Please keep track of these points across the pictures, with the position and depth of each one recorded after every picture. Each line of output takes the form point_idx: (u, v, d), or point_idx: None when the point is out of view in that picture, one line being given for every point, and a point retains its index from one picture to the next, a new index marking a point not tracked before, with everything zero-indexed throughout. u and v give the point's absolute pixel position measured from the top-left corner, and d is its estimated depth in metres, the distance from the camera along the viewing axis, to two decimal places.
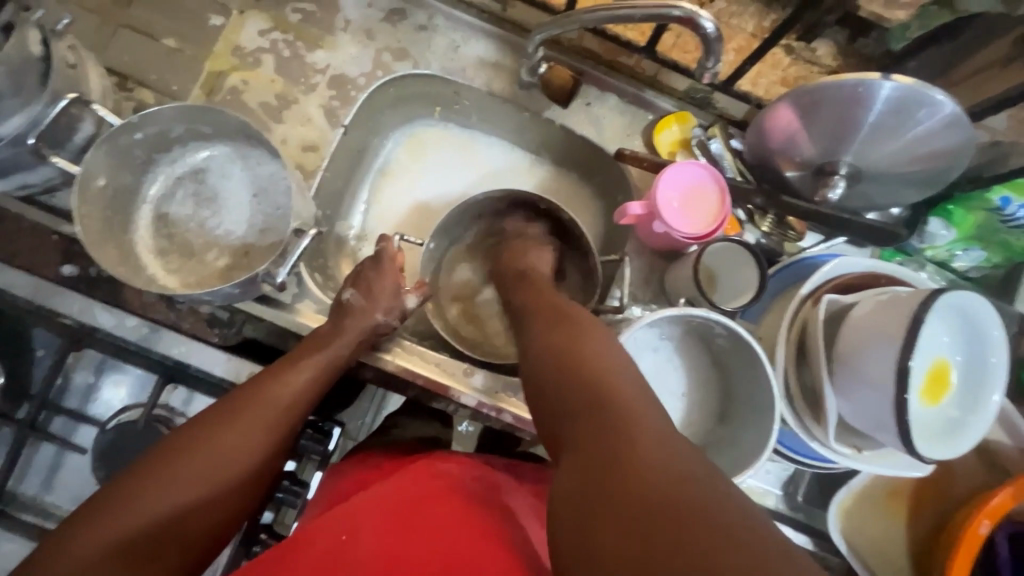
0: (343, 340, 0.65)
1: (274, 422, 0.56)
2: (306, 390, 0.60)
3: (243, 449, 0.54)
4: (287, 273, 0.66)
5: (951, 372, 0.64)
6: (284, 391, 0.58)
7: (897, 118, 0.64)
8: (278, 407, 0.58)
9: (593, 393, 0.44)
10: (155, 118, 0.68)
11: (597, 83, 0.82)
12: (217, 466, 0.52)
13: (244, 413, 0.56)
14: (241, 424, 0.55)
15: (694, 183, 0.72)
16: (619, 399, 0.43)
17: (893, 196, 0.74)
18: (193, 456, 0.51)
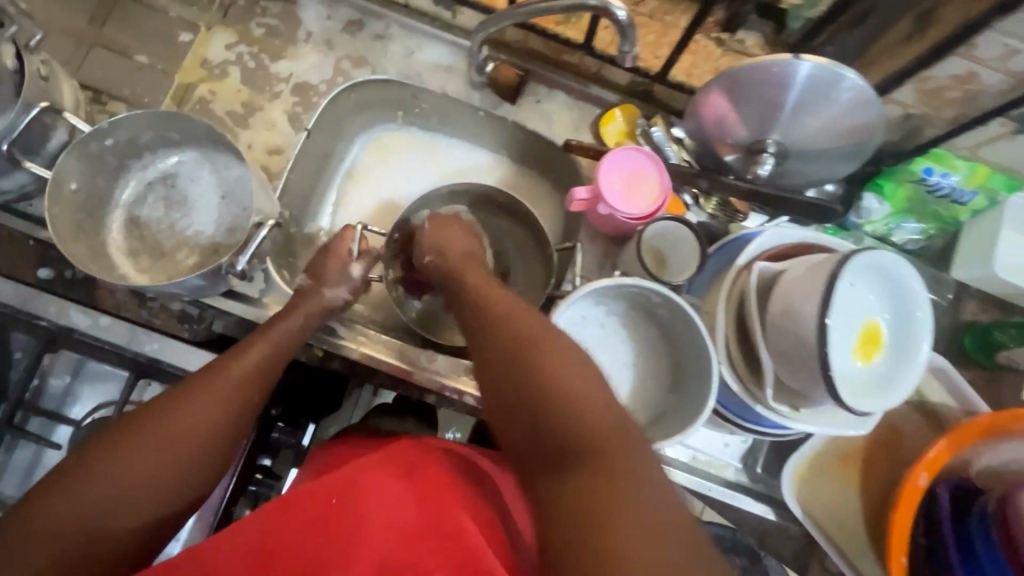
0: (296, 315, 0.69)
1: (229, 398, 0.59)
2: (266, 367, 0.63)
3: (201, 425, 0.56)
4: (248, 261, 0.69)
5: (881, 331, 0.67)
6: (237, 368, 0.61)
7: (814, 96, 0.70)
8: (237, 388, 0.60)
9: (565, 415, 0.46)
10: (124, 124, 0.72)
11: (544, 81, 0.87)
12: (178, 446, 0.54)
13: (203, 392, 0.58)
14: (200, 402, 0.57)
15: (633, 168, 0.77)
16: (588, 424, 0.46)
17: (823, 173, 0.78)
18: (151, 436, 0.53)
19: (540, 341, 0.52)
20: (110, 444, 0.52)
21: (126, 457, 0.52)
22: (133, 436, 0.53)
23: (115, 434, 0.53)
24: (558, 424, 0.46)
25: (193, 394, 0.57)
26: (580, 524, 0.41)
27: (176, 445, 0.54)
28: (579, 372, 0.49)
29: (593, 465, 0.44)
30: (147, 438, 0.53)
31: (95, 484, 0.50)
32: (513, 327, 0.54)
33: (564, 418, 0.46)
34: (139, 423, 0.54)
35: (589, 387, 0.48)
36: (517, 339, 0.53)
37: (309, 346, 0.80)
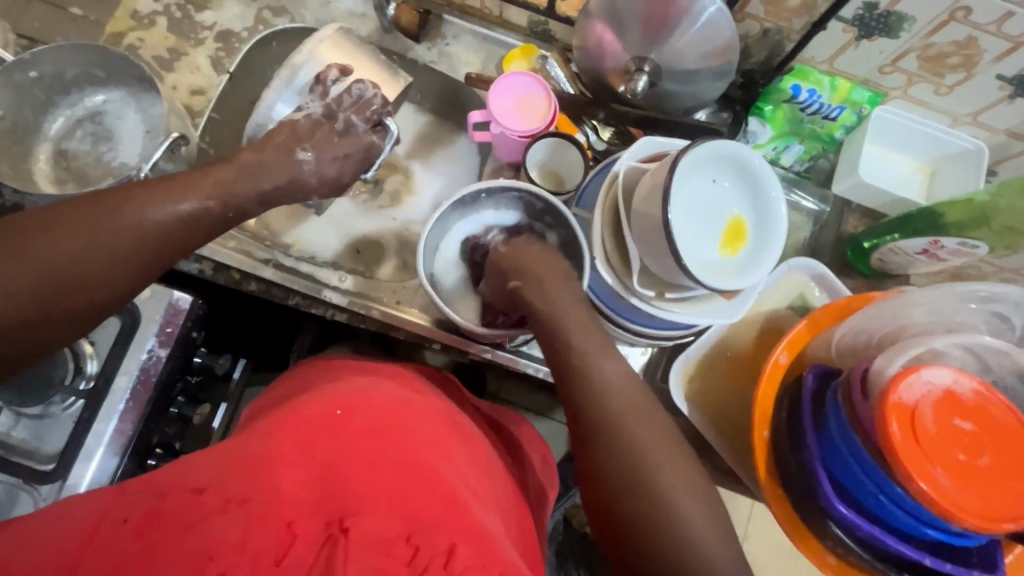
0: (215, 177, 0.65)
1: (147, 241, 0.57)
2: (183, 224, 0.60)
3: (113, 251, 0.55)
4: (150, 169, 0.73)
5: (745, 225, 0.72)
6: (151, 216, 0.58)
7: (678, 15, 0.77)
8: (147, 225, 0.57)
9: (611, 419, 0.55)
10: (47, 57, 0.79)
11: (452, 25, 0.94)
12: (88, 257, 0.54)
13: (97, 230, 0.55)
14: (93, 238, 0.54)
15: (524, 92, 0.83)
16: (637, 424, 0.54)
17: (700, 96, 0.84)
18: (30, 255, 0.52)
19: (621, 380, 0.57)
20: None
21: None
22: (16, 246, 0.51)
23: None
24: (607, 430, 0.54)
25: (83, 228, 0.54)
26: (616, 510, 0.51)
27: (57, 270, 0.53)
28: (621, 374, 0.58)
29: (645, 460, 0.52)
30: (27, 255, 0.51)
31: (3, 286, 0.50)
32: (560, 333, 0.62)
33: (613, 417, 0.54)
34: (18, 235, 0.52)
35: (633, 396, 0.56)
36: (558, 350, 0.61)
37: (226, 269, 0.84)
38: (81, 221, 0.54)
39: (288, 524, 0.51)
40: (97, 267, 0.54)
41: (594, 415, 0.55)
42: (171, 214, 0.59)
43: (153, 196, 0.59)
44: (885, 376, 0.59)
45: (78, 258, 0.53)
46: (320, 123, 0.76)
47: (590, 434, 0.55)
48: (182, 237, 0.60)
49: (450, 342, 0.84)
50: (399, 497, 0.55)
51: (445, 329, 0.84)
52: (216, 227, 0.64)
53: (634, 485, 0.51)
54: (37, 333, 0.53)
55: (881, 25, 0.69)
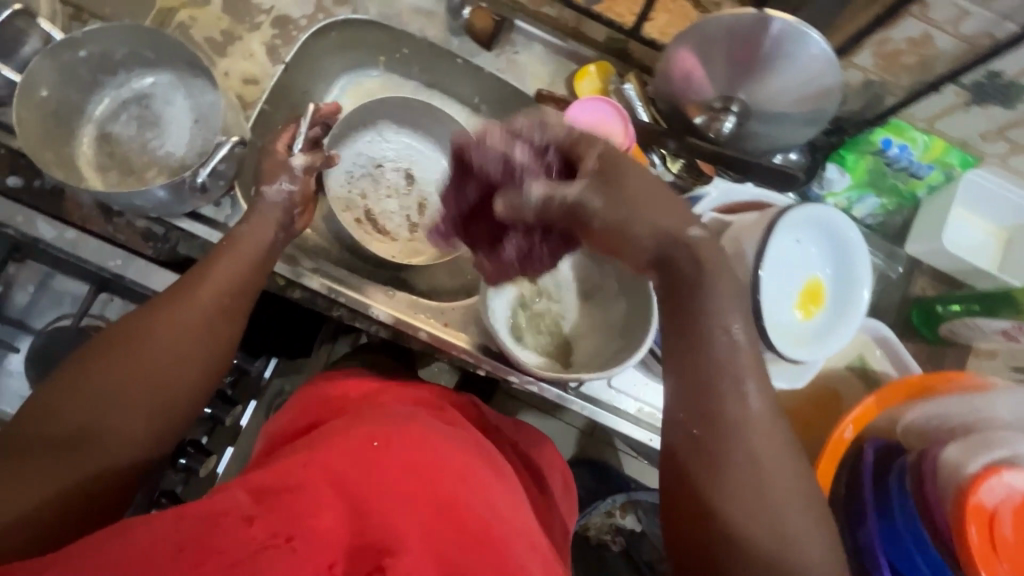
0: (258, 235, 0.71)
1: (211, 315, 0.66)
2: (235, 285, 0.68)
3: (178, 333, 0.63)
4: (209, 174, 0.71)
5: (823, 289, 0.69)
6: (211, 285, 0.66)
7: (779, 55, 0.71)
8: (205, 300, 0.65)
9: (766, 499, 0.49)
10: (98, 37, 0.74)
11: (524, 32, 0.88)
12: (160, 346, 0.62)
13: (136, 346, 0.61)
14: (133, 357, 0.61)
15: (599, 118, 0.78)
16: (763, 460, 0.50)
17: (785, 138, 0.80)
18: (88, 389, 0.58)
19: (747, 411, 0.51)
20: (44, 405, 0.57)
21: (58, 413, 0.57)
22: (73, 387, 0.58)
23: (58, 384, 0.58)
24: (737, 506, 0.49)
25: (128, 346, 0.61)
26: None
27: (108, 398, 0.59)
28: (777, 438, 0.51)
29: (776, 515, 0.48)
30: (87, 389, 0.58)
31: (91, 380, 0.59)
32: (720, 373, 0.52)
33: (766, 496, 0.49)
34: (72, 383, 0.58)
35: (793, 475, 0.50)
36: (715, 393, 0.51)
37: (270, 274, 0.82)
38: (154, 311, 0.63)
39: (330, 566, 0.45)
40: (134, 388, 0.60)
41: (736, 490, 0.49)
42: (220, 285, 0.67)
43: (213, 268, 0.67)
44: (963, 475, 0.57)
45: (149, 350, 0.61)
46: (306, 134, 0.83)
47: (738, 511, 0.49)
48: (230, 307, 0.67)
49: (496, 370, 0.82)
50: (446, 544, 0.48)
51: (491, 356, 0.82)
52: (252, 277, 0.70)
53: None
54: (92, 455, 0.57)
55: (1000, 94, 0.67)
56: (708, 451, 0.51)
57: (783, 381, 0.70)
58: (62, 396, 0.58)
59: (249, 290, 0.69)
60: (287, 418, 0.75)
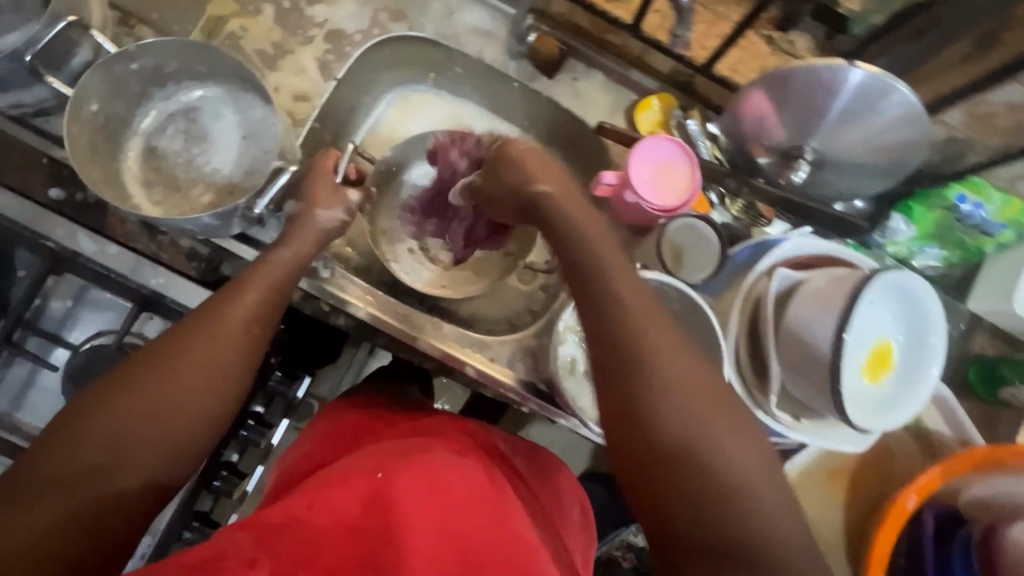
0: (288, 259, 0.68)
1: (237, 340, 0.61)
2: (260, 307, 0.64)
3: (204, 362, 0.59)
4: (265, 205, 0.69)
5: (892, 352, 0.66)
6: (236, 311, 0.62)
7: (861, 107, 0.68)
8: (232, 325, 0.61)
9: (712, 452, 0.48)
10: (151, 50, 0.71)
11: (586, 60, 0.85)
12: (185, 375, 0.58)
13: (168, 360, 0.58)
14: (164, 372, 0.57)
15: (666, 158, 0.75)
16: (684, 407, 0.49)
17: (857, 187, 0.77)
18: (117, 407, 0.54)
19: (653, 357, 0.51)
20: (71, 422, 0.53)
21: (85, 431, 0.53)
22: (102, 404, 0.54)
23: (86, 400, 0.55)
24: (675, 457, 0.48)
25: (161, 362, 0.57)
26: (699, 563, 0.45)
27: (137, 416, 0.55)
28: (704, 393, 0.50)
29: (715, 461, 0.47)
30: (116, 407, 0.54)
31: (111, 416, 0.54)
32: (636, 337, 0.51)
33: (712, 451, 0.47)
34: (100, 400, 0.55)
35: (728, 428, 0.49)
36: (634, 356, 0.51)
37: (314, 300, 0.80)
38: (179, 340, 0.59)
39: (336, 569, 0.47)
40: (164, 405, 0.56)
41: (682, 448, 0.48)
42: (245, 308, 0.63)
43: (241, 292, 0.63)
44: None
45: (173, 381, 0.57)
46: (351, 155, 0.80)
47: (684, 467, 0.48)
48: (256, 331, 0.63)
49: (540, 410, 0.80)
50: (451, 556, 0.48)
51: (536, 395, 0.80)
52: (275, 299, 0.66)
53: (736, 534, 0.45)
54: (113, 499, 0.53)
55: None
56: (642, 414, 0.50)
57: (849, 446, 0.68)
58: (91, 413, 0.54)
59: (273, 314, 0.66)
60: (293, 463, 0.71)
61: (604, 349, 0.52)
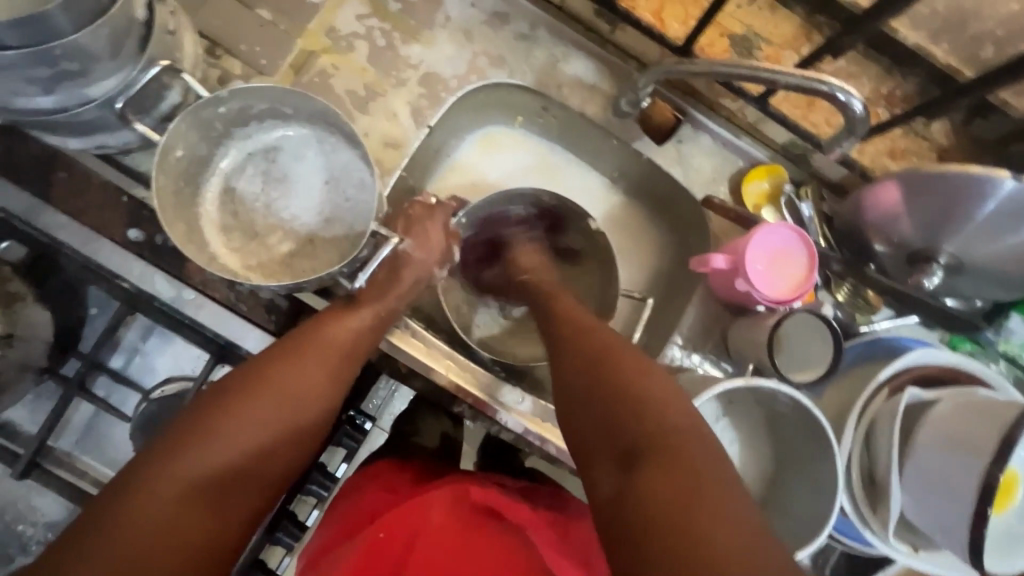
0: (403, 290, 0.70)
1: (340, 362, 0.63)
2: (367, 333, 0.66)
3: (312, 384, 0.61)
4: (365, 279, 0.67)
5: (1019, 486, 0.62)
6: (344, 334, 0.64)
7: (1011, 219, 0.62)
8: (339, 349, 0.64)
9: (665, 435, 0.50)
10: (242, 94, 0.67)
11: (696, 124, 0.80)
12: (291, 394, 0.60)
13: (270, 386, 0.59)
14: (265, 397, 0.58)
15: (781, 246, 0.70)
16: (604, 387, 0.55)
17: (982, 292, 0.73)
18: (217, 435, 0.55)
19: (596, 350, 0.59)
20: (171, 448, 0.53)
21: (189, 457, 0.53)
22: (202, 427, 0.55)
23: (188, 425, 0.55)
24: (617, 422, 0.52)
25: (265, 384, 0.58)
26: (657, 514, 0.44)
27: (237, 445, 0.55)
28: (660, 389, 0.54)
29: (632, 421, 0.51)
30: (217, 434, 0.55)
31: (222, 431, 0.55)
32: (597, 348, 0.60)
33: (642, 425, 0.51)
34: (202, 424, 0.55)
35: (681, 412, 0.52)
36: (592, 361, 0.58)
37: (392, 359, 0.77)
38: (294, 359, 0.61)
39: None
40: (262, 432, 0.57)
41: (627, 431, 0.51)
42: (350, 333, 0.65)
43: (350, 317, 0.65)
44: None
45: (282, 399, 0.59)
46: (440, 211, 0.76)
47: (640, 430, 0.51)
48: (359, 355, 0.66)
49: None
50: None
51: None
52: (378, 328, 0.68)
53: (692, 484, 0.45)
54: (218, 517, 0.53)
55: None
56: (599, 404, 0.55)
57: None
58: (193, 440, 0.54)
59: (377, 337, 0.68)
60: (338, 508, 0.77)
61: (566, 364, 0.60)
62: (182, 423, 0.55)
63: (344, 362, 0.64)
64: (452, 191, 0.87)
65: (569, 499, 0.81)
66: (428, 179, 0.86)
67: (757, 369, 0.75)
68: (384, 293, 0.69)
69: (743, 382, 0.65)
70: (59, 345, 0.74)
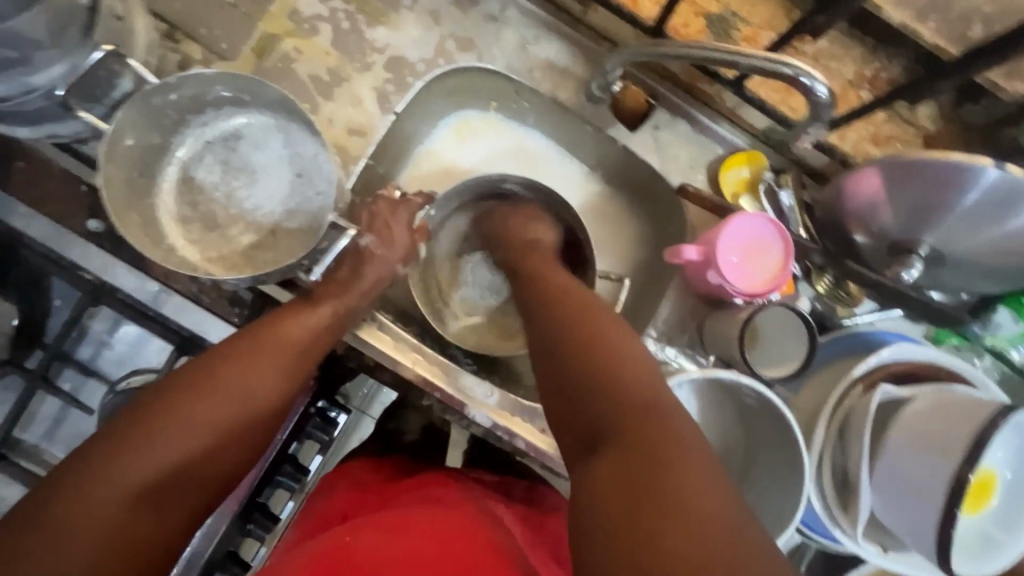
0: (364, 287, 0.68)
1: (293, 359, 0.61)
2: (325, 329, 0.64)
3: (263, 383, 0.58)
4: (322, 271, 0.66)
5: (997, 485, 0.60)
6: (299, 329, 0.62)
7: (996, 209, 0.59)
8: (293, 343, 0.61)
9: (633, 401, 0.46)
10: (193, 80, 0.64)
11: (671, 108, 0.76)
12: (240, 390, 0.56)
13: (222, 382, 0.56)
14: (215, 394, 0.55)
15: (756, 237, 0.68)
16: (576, 338, 0.53)
17: (968, 284, 0.70)
18: (160, 434, 0.51)
19: (577, 303, 0.58)
20: (110, 447, 0.49)
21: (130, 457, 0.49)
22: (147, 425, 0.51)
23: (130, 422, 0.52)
24: (588, 369, 0.50)
25: (210, 380, 0.55)
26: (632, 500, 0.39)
27: (185, 445, 0.52)
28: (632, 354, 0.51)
29: (605, 371, 0.49)
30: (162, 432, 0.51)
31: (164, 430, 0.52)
32: (570, 319, 0.56)
33: (612, 383, 0.48)
34: (145, 421, 0.51)
35: (654, 385, 0.48)
36: (562, 327, 0.55)
37: (359, 353, 0.76)
38: (244, 355, 0.58)
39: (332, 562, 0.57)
40: (212, 428, 0.54)
41: (600, 394, 0.48)
42: (307, 327, 0.63)
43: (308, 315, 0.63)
44: None
45: (231, 396, 0.56)
46: (406, 201, 0.74)
47: (610, 409, 0.46)
48: (314, 352, 0.63)
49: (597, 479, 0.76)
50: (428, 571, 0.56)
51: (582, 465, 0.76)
52: (337, 328, 0.66)
53: (652, 454, 0.41)
54: (157, 519, 0.50)
55: None
56: (571, 372, 0.51)
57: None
58: (140, 435, 0.50)
59: (337, 332, 0.66)
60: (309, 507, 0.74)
61: (540, 314, 0.59)
62: (128, 414, 0.52)
63: (301, 358, 0.62)
64: (425, 180, 0.85)
65: (543, 491, 0.81)
66: (399, 170, 0.83)
67: (720, 360, 0.75)
68: (346, 290, 0.67)
69: (703, 373, 0.64)
70: (21, 338, 0.73)
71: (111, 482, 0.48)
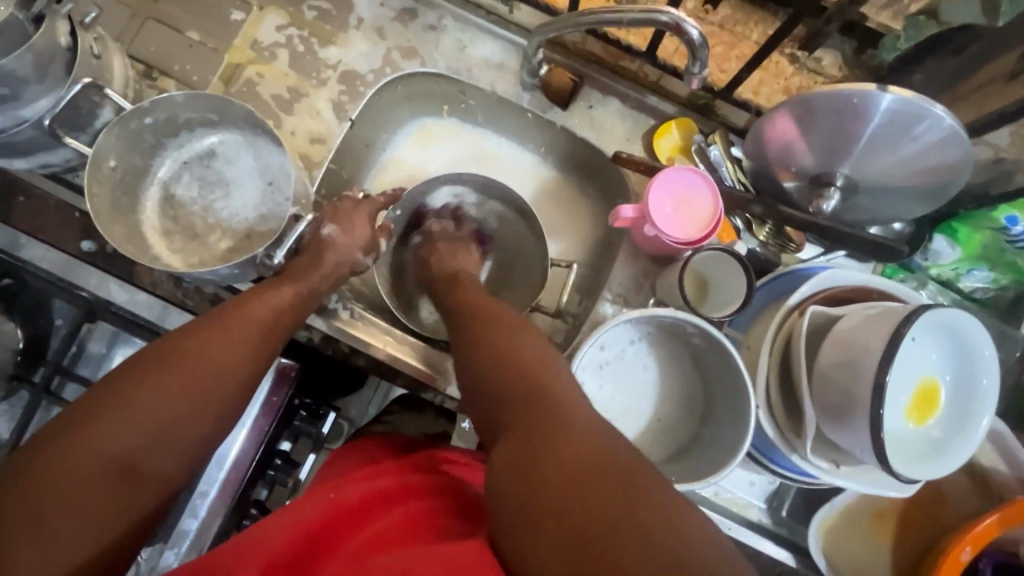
0: (322, 273, 0.71)
1: (260, 336, 0.62)
2: (287, 310, 0.66)
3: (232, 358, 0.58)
4: (282, 254, 0.72)
5: (940, 392, 0.61)
6: (263, 311, 0.64)
7: (894, 131, 0.63)
8: (256, 323, 0.62)
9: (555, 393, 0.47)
10: (165, 104, 0.73)
11: (601, 87, 0.83)
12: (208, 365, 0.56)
13: (187, 361, 0.55)
14: (182, 371, 0.55)
15: (687, 190, 0.73)
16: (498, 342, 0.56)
17: (892, 211, 0.74)
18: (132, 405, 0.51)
19: (500, 318, 0.61)
20: (79, 419, 0.49)
21: (93, 434, 0.49)
22: (116, 403, 0.51)
23: (95, 401, 0.51)
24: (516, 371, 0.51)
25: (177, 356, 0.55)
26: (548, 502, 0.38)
27: (155, 418, 0.52)
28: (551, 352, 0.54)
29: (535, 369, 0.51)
30: (129, 412, 0.51)
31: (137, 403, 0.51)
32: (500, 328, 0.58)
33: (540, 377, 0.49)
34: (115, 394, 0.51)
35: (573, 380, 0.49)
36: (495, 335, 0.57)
37: (334, 341, 0.80)
38: (211, 333, 0.59)
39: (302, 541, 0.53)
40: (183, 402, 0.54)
41: (536, 382, 0.49)
42: (268, 310, 0.64)
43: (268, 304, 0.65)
44: None
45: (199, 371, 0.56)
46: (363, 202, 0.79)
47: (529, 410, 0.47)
48: (280, 331, 0.65)
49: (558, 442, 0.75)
50: None
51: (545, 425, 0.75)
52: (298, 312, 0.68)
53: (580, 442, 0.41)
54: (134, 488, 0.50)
55: None
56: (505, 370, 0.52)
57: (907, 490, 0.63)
58: (110, 408, 0.50)
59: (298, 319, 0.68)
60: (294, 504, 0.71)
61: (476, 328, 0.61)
62: (98, 390, 0.52)
63: (261, 341, 0.62)
64: (392, 184, 0.92)
65: None
66: (365, 176, 0.91)
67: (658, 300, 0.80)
68: (307, 275, 0.70)
69: (641, 313, 0.67)
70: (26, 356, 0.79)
71: (85, 453, 0.48)
